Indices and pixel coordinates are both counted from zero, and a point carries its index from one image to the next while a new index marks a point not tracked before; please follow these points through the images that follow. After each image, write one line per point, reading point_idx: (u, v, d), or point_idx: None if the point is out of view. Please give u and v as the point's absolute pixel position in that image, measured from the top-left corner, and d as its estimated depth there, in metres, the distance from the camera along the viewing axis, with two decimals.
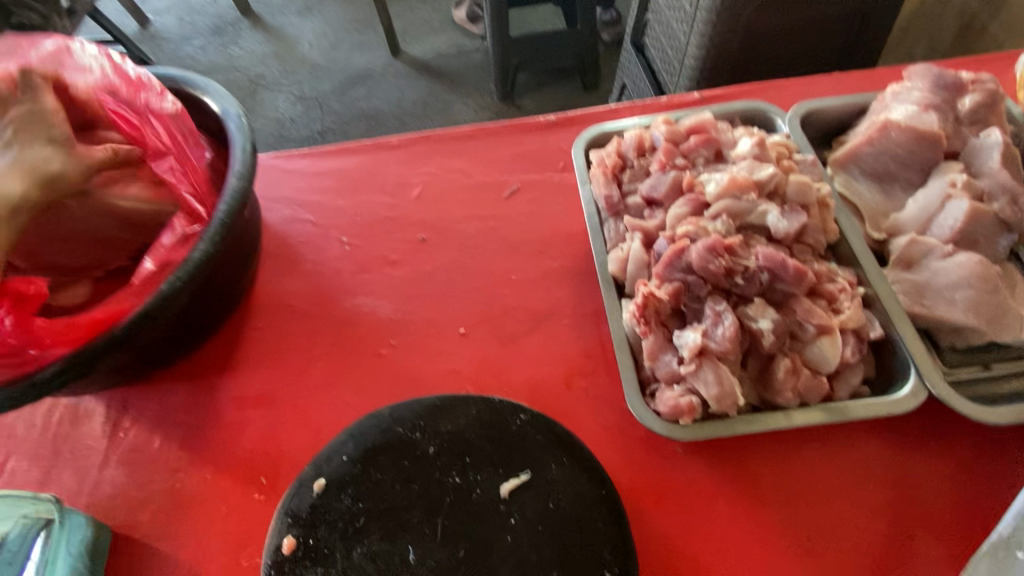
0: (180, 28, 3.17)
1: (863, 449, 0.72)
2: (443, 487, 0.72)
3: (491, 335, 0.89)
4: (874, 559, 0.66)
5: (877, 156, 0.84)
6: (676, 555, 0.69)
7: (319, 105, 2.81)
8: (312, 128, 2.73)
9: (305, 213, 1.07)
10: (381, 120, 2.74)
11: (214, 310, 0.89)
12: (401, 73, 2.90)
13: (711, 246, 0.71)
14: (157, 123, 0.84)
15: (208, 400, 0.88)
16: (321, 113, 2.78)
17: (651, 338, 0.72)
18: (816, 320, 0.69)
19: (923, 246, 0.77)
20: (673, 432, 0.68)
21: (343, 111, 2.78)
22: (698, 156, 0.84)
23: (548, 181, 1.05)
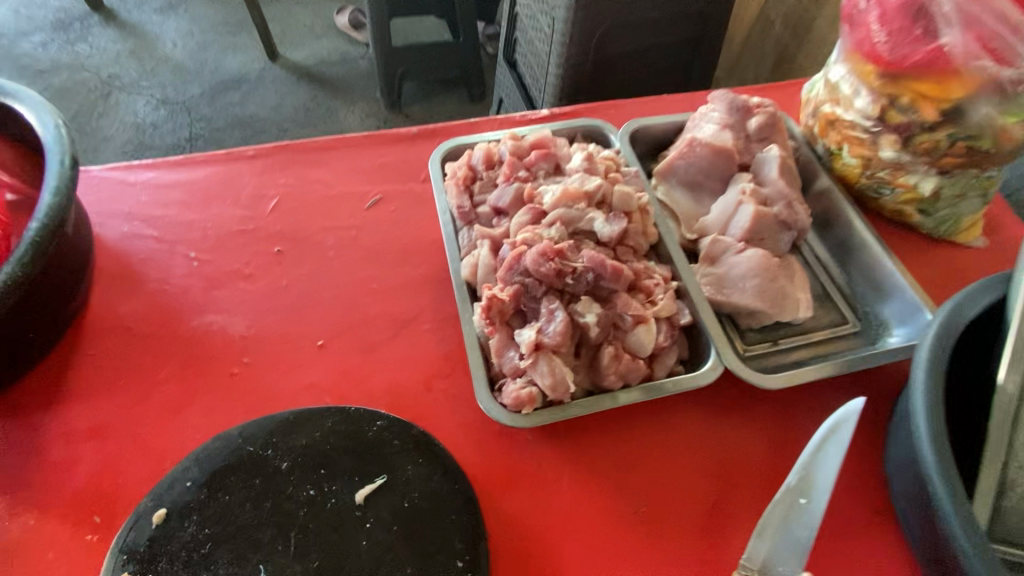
0: (7, 19, 2.78)
1: (683, 422, 0.83)
2: (297, 501, 0.72)
3: (351, 344, 0.90)
4: (693, 514, 0.76)
5: (688, 168, 0.97)
6: (527, 536, 0.74)
7: (184, 109, 2.60)
8: (176, 135, 2.52)
9: (149, 228, 1.01)
10: (257, 127, 2.60)
11: (32, 339, 0.81)
12: (276, 78, 2.77)
13: (543, 251, 0.78)
14: None
15: (29, 438, 0.80)
16: (186, 118, 2.57)
17: (497, 336, 0.78)
18: (633, 311, 0.78)
19: (723, 244, 0.91)
20: (516, 420, 0.74)
21: (212, 116, 2.60)
22: (539, 168, 0.92)
23: (410, 191, 1.08)
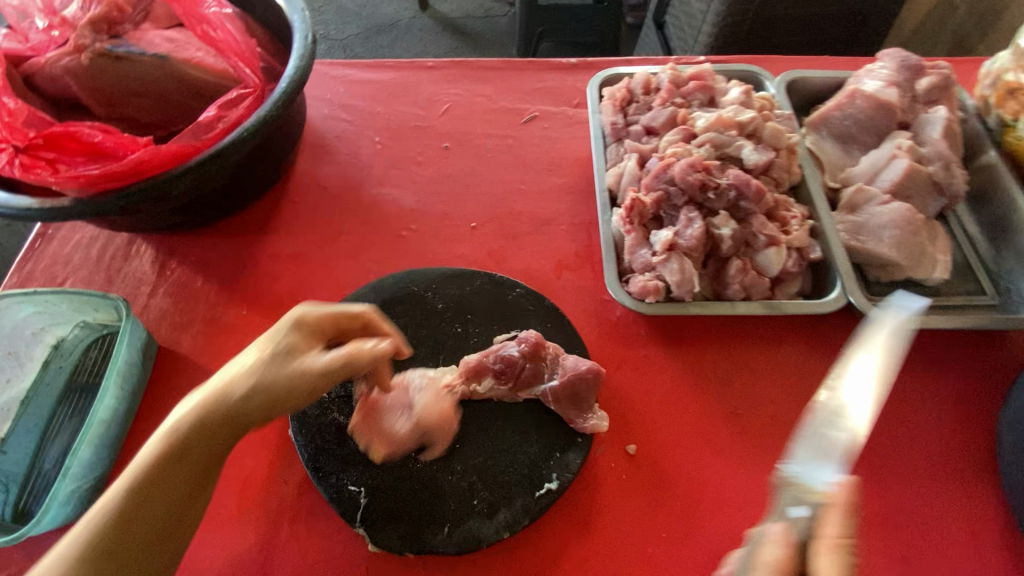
0: None
1: (793, 351, 0.88)
2: (447, 333, 0.88)
3: (497, 231, 1.03)
4: (784, 426, 0.83)
5: (842, 120, 1.00)
6: (629, 407, 0.84)
7: (342, 46, 2.89)
8: None
9: (343, 113, 1.20)
10: None
11: (260, 176, 1.02)
12: (424, 27, 2.98)
13: (692, 163, 0.85)
14: (212, 24, 0.99)
15: (247, 254, 1.02)
16: (343, 55, 2.86)
17: (632, 235, 0.86)
18: (768, 232, 0.84)
19: (867, 194, 0.93)
20: (639, 307, 0.83)
21: (365, 55, 2.87)
22: (694, 98, 0.99)
23: (563, 113, 1.18)
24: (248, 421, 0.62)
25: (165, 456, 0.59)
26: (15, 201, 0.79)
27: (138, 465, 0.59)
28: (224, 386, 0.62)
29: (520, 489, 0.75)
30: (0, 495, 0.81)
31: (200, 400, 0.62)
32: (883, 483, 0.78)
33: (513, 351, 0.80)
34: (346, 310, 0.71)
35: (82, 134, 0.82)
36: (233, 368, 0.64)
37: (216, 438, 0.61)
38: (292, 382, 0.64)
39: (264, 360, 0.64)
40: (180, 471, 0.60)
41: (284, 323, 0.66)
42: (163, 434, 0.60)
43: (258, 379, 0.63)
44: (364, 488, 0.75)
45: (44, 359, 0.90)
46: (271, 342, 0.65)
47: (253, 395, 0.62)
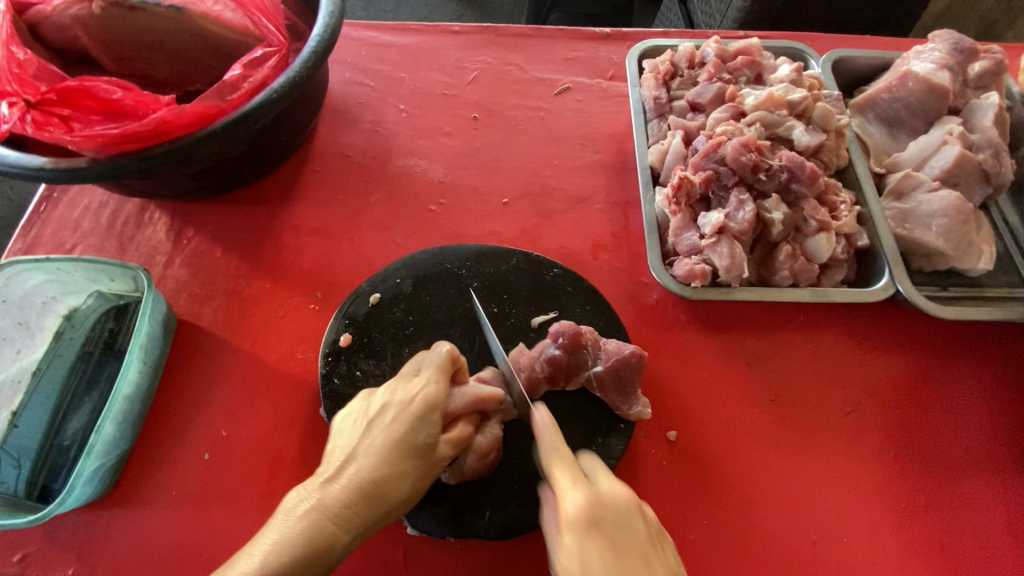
0: None
1: (834, 339, 0.87)
2: (483, 313, 0.84)
3: (531, 208, 0.99)
4: (826, 414, 0.82)
5: (890, 103, 0.96)
6: (669, 393, 0.83)
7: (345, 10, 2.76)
8: None
9: (365, 78, 1.14)
10: None
11: (282, 142, 0.97)
12: None
13: (746, 142, 0.82)
14: None
15: (268, 224, 0.97)
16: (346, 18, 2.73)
17: (678, 217, 0.83)
18: (819, 218, 0.81)
19: (915, 180, 0.90)
20: (685, 291, 0.81)
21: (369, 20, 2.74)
22: (741, 75, 0.95)
23: (596, 86, 1.13)
24: (387, 513, 0.63)
25: (314, 555, 0.58)
26: (28, 160, 0.74)
27: (277, 562, 0.56)
28: (366, 485, 0.61)
29: None
30: (12, 470, 0.77)
31: (341, 499, 0.60)
32: (923, 474, 0.78)
33: (555, 351, 0.76)
34: (444, 374, 0.68)
35: (98, 90, 0.76)
36: (373, 467, 0.62)
37: (358, 532, 0.61)
38: (428, 471, 0.65)
39: (409, 457, 0.63)
40: (325, 563, 0.59)
41: (418, 409, 0.65)
42: (308, 536, 0.58)
43: (402, 477, 0.63)
44: None
45: (56, 330, 0.86)
46: (410, 434, 0.64)
47: (396, 495, 0.63)
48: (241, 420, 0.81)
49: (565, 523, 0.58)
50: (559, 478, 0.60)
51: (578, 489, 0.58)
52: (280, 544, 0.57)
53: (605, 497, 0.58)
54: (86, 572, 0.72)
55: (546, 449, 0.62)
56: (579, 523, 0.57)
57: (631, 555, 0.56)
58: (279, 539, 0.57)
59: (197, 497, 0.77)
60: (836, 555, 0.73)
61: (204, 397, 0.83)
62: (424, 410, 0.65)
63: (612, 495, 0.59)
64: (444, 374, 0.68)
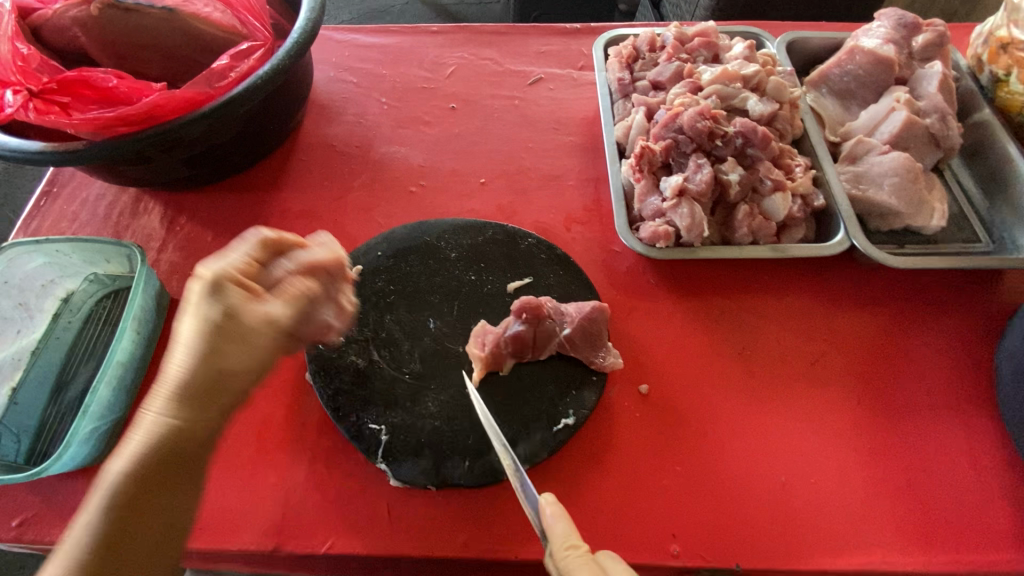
0: None
1: (798, 296, 0.91)
2: (461, 281, 0.88)
3: (506, 187, 1.04)
4: (791, 364, 0.85)
5: (841, 76, 1.03)
6: (640, 349, 0.86)
7: None
8: None
9: (349, 75, 1.20)
10: None
11: (270, 133, 1.02)
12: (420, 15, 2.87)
13: (701, 111, 0.87)
14: None
15: (257, 210, 1.02)
16: None
17: (642, 183, 0.88)
18: (773, 178, 0.86)
19: (867, 145, 0.95)
20: (650, 252, 0.85)
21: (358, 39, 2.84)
22: (699, 55, 1.01)
23: (568, 75, 1.19)
24: (230, 397, 0.58)
25: (162, 457, 0.54)
26: (27, 145, 0.78)
27: (125, 478, 0.53)
28: (184, 371, 0.56)
29: (538, 424, 0.77)
30: (13, 444, 0.80)
31: (169, 397, 0.56)
32: (886, 418, 0.81)
33: (519, 327, 0.79)
34: (242, 247, 0.61)
35: (95, 79, 0.83)
36: (189, 356, 0.56)
37: (202, 422, 0.57)
38: (247, 341, 0.57)
39: (215, 334, 0.56)
40: (180, 461, 0.56)
41: (203, 286, 0.57)
42: (145, 444, 0.54)
43: (216, 353, 0.56)
44: (384, 426, 0.76)
45: (54, 312, 0.90)
46: (206, 310, 0.56)
47: (225, 373, 0.57)
48: None
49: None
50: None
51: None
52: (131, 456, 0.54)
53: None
54: None
55: (562, 548, 0.62)
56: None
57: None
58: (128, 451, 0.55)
59: None
60: (806, 495, 0.76)
61: None
62: (211, 284, 0.57)
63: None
64: (249, 251, 0.61)
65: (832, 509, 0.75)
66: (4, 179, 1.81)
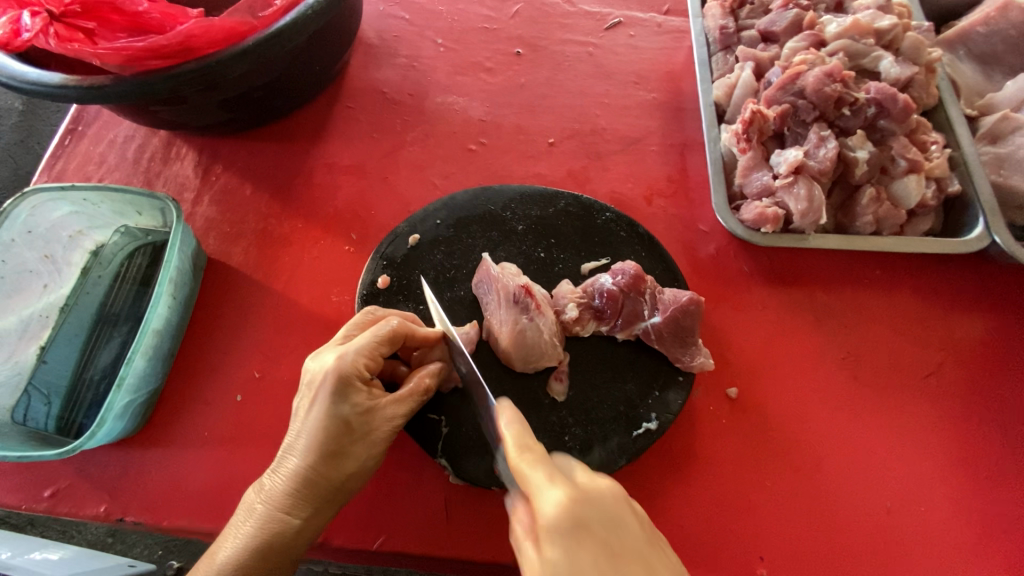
0: None
1: (913, 297, 0.79)
2: (530, 258, 0.79)
3: (579, 149, 0.92)
4: (902, 374, 0.75)
5: (987, 36, 0.87)
6: (729, 345, 0.77)
7: None
8: None
9: (400, 10, 1.06)
10: None
11: (316, 74, 0.91)
12: None
13: (829, 72, 0.73)
14: None
15: (300, 162, 0.92)
16: None
17: (749, 155, 0.75)
18: (909, 157, 0.72)
19: (1014, 122, 0.81)
20: (752, 237, 0.73)
21: None
22: (820, 2, 0.85)
23: (651, 21, 1.04)
24: (343, 486, 0.60)
25: (276, 546, 0.57)
26: (47, 75, 0.68)
27: (229, 555, 0.56)
28: (298, 478, 0.58)
29: (617, 427, 0.68)
30: (42, 407, 0.74)
31: (276, 495, 0.58)
32: (1010, 444, 0.72)
33: (611, 285, 0.72)
34: (369, 344, 0.60)
35: (124, 3, 0.72)
36: (313, 455, 0.58)
37: (309, 510, 0.59)
38: (371, 437, 0.60)
39: (339, 447, 0.58)
40: (287, 541, 0.58)
41: (329, 387, 0.57)
42: (257, 531, 0.57)
43: (338, 456, 0.58)
44: (445, 416, 0.68)
45: (83, 266, 0.82)
46: (331, 445, 0.58)
47: (340, 473, 0.59)
48: (275, 362, 0.78)
49: (541, 532, 0.46)
50: (535, 482, 0.48)
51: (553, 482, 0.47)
52: (244, 535, 0.57)
53: (590, 494, 0.47)
54: (118, 510, 0.70)
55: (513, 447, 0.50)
56: (559, 529, 0.45)
57: (625, 555, 0.46)
58: (242, 520, 0.58)
59: (229, 438, 0.74)
60: (913, 522, 0.68)
61: (236, 338, 0.79)
62: (337, 381, 0.58)
63: (597, 489, 0.48)
64: (375, 347, 0.60)
65: (942, 538, 0.67)
66: (29, 110, 1.71)
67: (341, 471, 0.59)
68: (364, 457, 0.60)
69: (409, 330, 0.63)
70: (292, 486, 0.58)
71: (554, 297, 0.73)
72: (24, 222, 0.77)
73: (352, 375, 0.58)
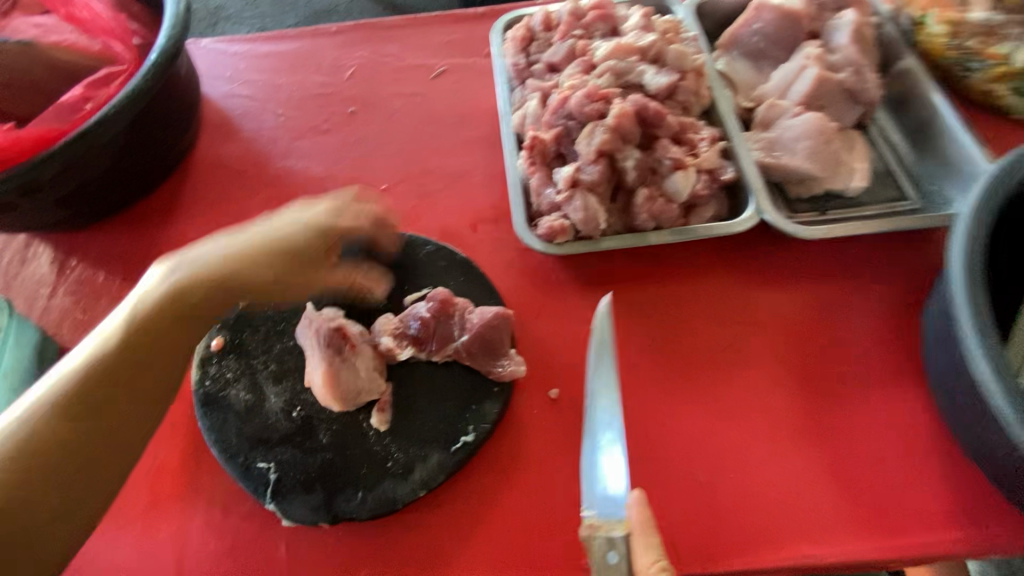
0: None
1: (714, 279, 0.86)
2: (357, 299, 0.84)
3: (410, 191, 0.99)
4: (705, 353, 0.81)
5: (751, 36, 0.96)
6: (550, 352, 0.82)
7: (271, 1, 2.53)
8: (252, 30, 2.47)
9: (244, 89, 1.14)
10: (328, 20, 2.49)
11: (155, 159, 0.97)
12: (364, 11, 2.48)
13: (589, 93, 0.81)
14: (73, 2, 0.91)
15: (151, 243, 0.97)
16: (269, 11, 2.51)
17: (536, 176, 0.82)
18: (672, 156, 0.80)
19: (779, 109, 0.89)
20: (549, 248, 0.80)
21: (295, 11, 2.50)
22: (596, 29, 0.93)
23: (473, 64, 1.13)
24: (216, 309, 0.71)
25: (67, 401, 0.63)
26: None
27: (121, 335, 0.66)
28: (178, 288, 0.69)
29: (435, 446, 0.72)
30: None
31: (143, 310, 0.68)
32: (807, 403, 0.77)
33: (423, 311, 0.77)
34: (348, 216, 0.77)
35: None
36: (102, 354, 0.66)
37: (105, 390, 0.65)
38: (272, 279, 0.71)
39: (228, 275, 0.70)
40: (83, 447, 0.63)
41: (183, 268, 0.70)
42: (94, 363, 0.65)
43: (222, 289, 0.70)
44: (272, 464, 0.72)
45: None
46: (132, 332, 0.67)
47: (121, 367, 0.66)
48: None
49: None
50: None
51: None
52: (55, 391, 0.64)
53: None
54: None
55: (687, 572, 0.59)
56: None
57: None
58: (57, 384, 0.64)
59: None
60: (723, 488, 0.72)
61: None
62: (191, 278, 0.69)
63: None
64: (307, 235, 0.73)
65: (750, 502, 0.71)
66: None
67: (128, 346, 0.67)
68: (196, 295, 0.69)
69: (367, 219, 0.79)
70: (75, 379, 0.64)
71: (374, 330, 0.78)
72: None
73: (303, 245, 0.73)
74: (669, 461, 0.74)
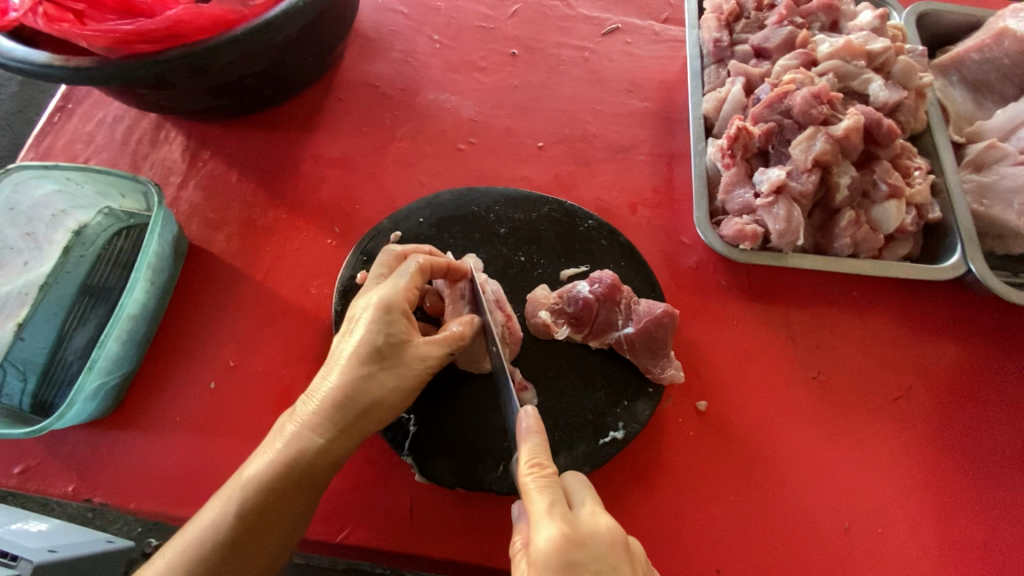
0: None
1: (888, 320, 0.80)
2: (510, 261, 0.79)
3: (568, 155, 0.92)
4: (870, 397, 0.75)
5: (980, 64, 0.86)
6: (703, 360, 0.77)
7: None
8: None
9: (399, 4, 1.05)
10: None
11: (308, 64, 0.90)
12: None
13: (817, 93, 0.73)
14: None
15: (289, 152, 0.92)
16: None
17: (732, 171, 0.75)
18: (891, 182, 0.73)
19: (1000, 152, 0.80)
20: (731, 252, 0.74)
21: None
22: (814, 21, 0.85)
23: (649, 29, 1.04)
24: (344, 447, 0.60)
25: (308, 450, 0.57)
26: (34, 54, 0.68)
27: (257, 489, 0.56)
28: (295, 456, 0.57)
29: (583, 435, 0.69)
30: (17, 384, 0.74)
31: (253, 483, 0.56)
32: (970, 473, 0.72)
33: (587, 292, 0.72)
34: (406, 277, 0.64)
35: None
36: (337, 394, 0.59)
37: (250, 562, 0.55)
38: (390, 388, 0.61)
39: (361, 404, 0.59)
40: (292, 500, 0.57)
41: (373, 315, 0.61)
42: (292, 446, 0.57)
43: (364, 418, 0.60)
44: (412, 415, 0.69)
45: (65, 245, 0.82)
46: (360, 376, 0.59)
47: (367, 397, 0.59)
48: (250, 350, 0.78)
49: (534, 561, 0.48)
50: (537, 512, 0.50)
51: (551, 518, 0.49)
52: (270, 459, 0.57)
53: (586, 538, 0.48)
54: (85, 490, 0.71)
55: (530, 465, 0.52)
56: (549, 566, 0.47)
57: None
58: (271, 457, 0.57)
59: (200, 424, 0.74)
60: (870, 543, 0.69)
61: (213, 327, 0.79)
62: (383, 310, 0.61)
63: (596, 536, 0.49)
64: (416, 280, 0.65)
65: (896, 562, 0.68)
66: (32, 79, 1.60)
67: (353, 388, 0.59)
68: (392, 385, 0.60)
69: (437, 266, 0.68)
70: (315, 423, 0.58)
71: (530, 303, 0.73)
72: (8, 199, 0.77)
73: (382, 337, 0.60)
74: (817, 501, 0.70)
